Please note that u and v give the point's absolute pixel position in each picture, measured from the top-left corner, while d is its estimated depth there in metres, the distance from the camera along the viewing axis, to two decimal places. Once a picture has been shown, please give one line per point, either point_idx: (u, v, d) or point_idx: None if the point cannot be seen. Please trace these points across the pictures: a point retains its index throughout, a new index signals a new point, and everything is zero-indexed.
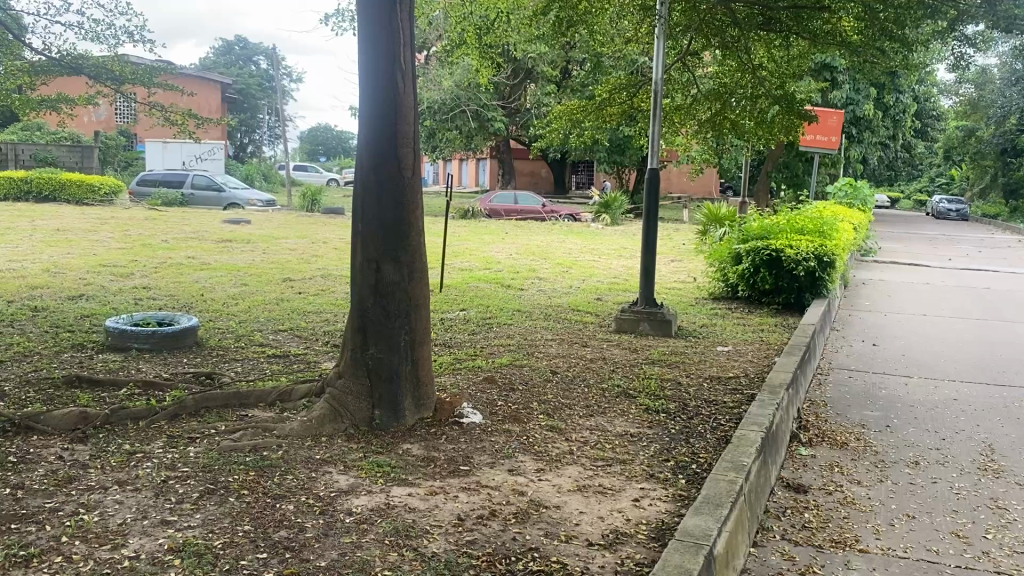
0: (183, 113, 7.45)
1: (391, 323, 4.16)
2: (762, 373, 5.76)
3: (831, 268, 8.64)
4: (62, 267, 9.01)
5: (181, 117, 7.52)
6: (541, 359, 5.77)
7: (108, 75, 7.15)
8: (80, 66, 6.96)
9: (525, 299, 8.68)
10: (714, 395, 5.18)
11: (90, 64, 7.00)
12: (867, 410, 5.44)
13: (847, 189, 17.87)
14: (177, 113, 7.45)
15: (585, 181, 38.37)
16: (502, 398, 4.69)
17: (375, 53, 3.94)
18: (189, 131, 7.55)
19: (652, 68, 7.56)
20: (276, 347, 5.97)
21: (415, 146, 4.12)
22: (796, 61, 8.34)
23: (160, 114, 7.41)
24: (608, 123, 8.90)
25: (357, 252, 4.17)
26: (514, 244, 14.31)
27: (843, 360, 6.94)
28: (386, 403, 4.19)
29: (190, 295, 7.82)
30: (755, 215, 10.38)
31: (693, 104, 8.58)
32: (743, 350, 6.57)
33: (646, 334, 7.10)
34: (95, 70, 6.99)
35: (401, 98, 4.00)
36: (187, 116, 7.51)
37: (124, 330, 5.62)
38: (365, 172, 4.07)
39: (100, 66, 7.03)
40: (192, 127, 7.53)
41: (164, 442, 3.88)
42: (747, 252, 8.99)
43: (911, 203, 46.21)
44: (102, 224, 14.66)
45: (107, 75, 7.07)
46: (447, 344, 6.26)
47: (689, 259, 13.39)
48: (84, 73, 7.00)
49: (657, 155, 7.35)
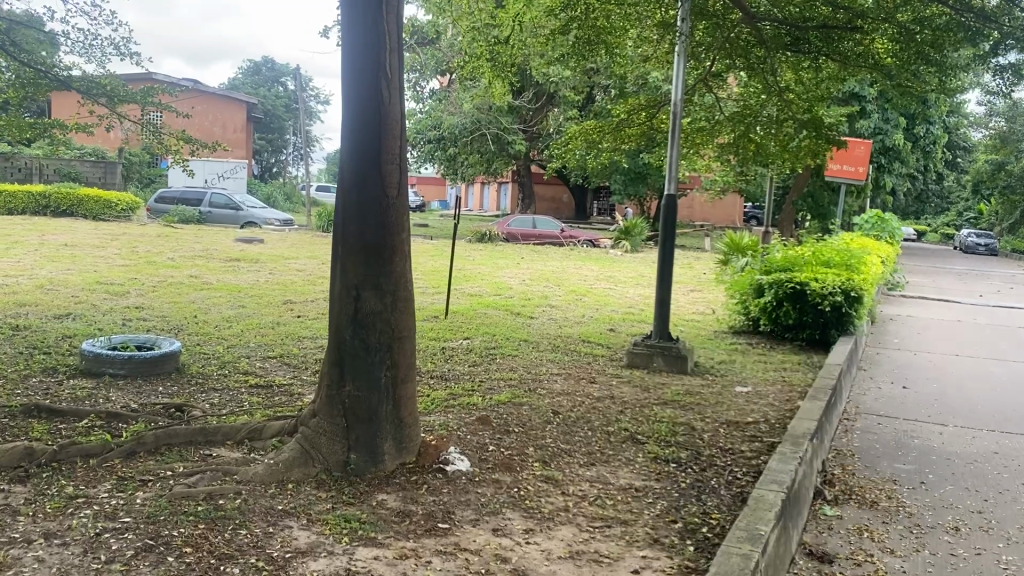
0: (176, 137, 7.27)
1: (370, 358, 3.76)
2: (784, 420, 5.28)
3: (859, 303, 8.13)
4: (57, 284, 8.73)
5: (175, 141, 7.33)
6: (544, 397, 5.32)
7: (99, 92, 6.83)
8: (68, 79, 6.66)
9: (534, 328, 8.25)
10: (731, 443, 4.73)
11: (79, 78, 6.69)
12: (899, 463, 4.94)
13: (875, 221, 17.29)
14: (171, 137, 7.24)
15: (607, 207, 38.01)
16: (495, 441, 4.23)
17: (359, 61, 3.55)
18: (184, 155, 7.37)
19: (672, 88, 7.12)
20: (260, 376, 5.58)
21: (401, 163, 3.72)
22: (825, 85, 7.91)
23: (154, 137, 7.17)
24: (626, 145, 8.52)
25: (336, 277, 3.78)
26: (529, 270, 13.90)
27: (871, 404, 6.44)
28: (362, 446, 3.79)
29: (182, 316, 7.48)
30: (779, 245, 9.88)
31: (716, 126, 8.17)
32: (764, 391, 6.09)
33: (660, 370, 6.65)
34: (86, 86, 6.71)
35: (387, 111, 3.61)
36: (182, 140, 7.32)
37: (98, 354, 5.26)
38: (347, 190, 3.68)
39: (90, 82, 6.75)
40: (186, 152, 7.35)
41: (112, 485, 3.49)
42: (770, 284, 8.48)
43: (939, 237, 45.27)
44: (111, 240, 14.44)
45: (99, 92, 6.80)
46: (443, 377, 5.84)
47: (710, 289, 12.91)
48: (72, 86, 6.67)
49: (676, 181, 6.92)
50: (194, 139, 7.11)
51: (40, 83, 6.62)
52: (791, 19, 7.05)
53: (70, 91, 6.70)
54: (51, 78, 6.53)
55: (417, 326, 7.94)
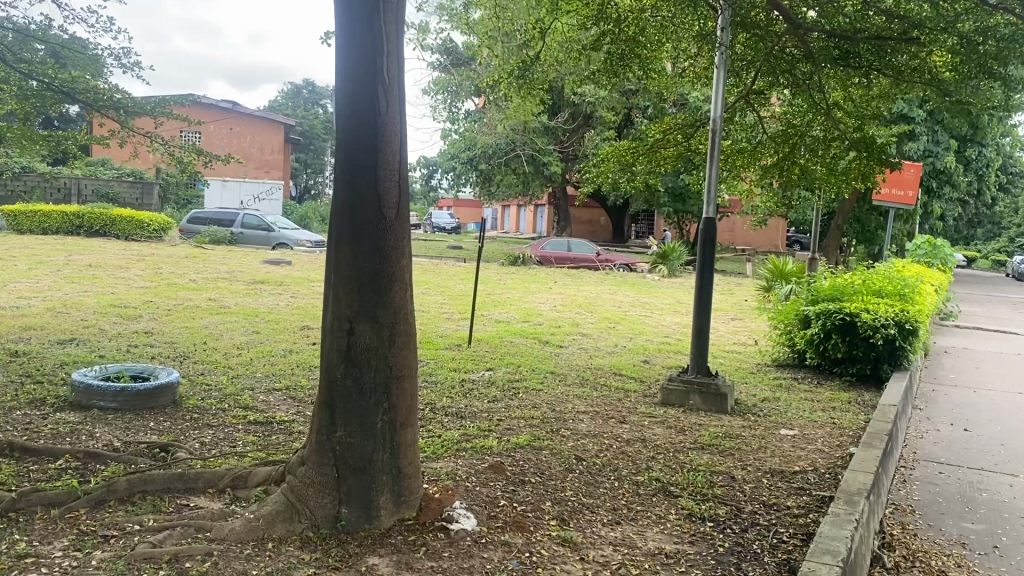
0: (186, 150, 7.09)
1: (364, 400, 3.34)
2: (835, 469, 4.74)
3: (914, 336, 7.53)
4: (70, 306, 8.46)
5: (186, 154, 7.14)
6: (567, 440, 4.84)
7: (105, 104, 6.66)
8: (74, 91, 6.50)
9: (562, 359, 7.78)
10: (775, 497, 4.21)
11: (84, 89, 6.52)
12: (967, 522, 4.37)
13: (926, 247, 16.50)
14: (181, 150, 7.07)
15: (645, 230, 37.48)
16: (507, 494, 3.76)
17: (352, 65, 3.15)
18: (196, 168, 7.19)
19: (710, 105, 6.63)
20: (262, 411, 5.17)
21: (401, 180, 3.31)
22: (876, 102, 7.40)
23: (164, 149, 7.00)
24: (661, 168, 8.05)
25: (328, 308, 3.37)
26: (561, 295, 13.43)
27: (930, 450, 5.85)
28: (354, 499, 3.36)
29: (192, 342, 7.14)
30: (826, 272, 9.30)
31: (757, 148, 7.71)
32: (812, 435, 5.54)
33: (697, 408, 6.14)
34: (92, 97, 6.58)
35: (384, 122, 3.20)
36: (193, 153, 7.13)
37: (89, 385, 4.91)
38: (340, 210, 3.27)
39: (98, 95, 6.60)
40: (198, 164, 7.17)
41: (69, 541, 3.08)
42: (816, 315, 7.92)
43: (989, 262, 43.72)
44: (138, 261, 14.28)
45: (106, 103, 6.66)
46: (459, 414, 5.38)
47: (751, 318, 12.32)
48: (77, 98, 6.51)
49: (714, 203, 6.43)
50: (205, 152, 6.90)
51: (46, 94, 6.48)
52: (840, 30, 6.51)
53: (76, 103, 6.55)
54: (56, 89, 6.39)
55: (439, 355, 7.50)
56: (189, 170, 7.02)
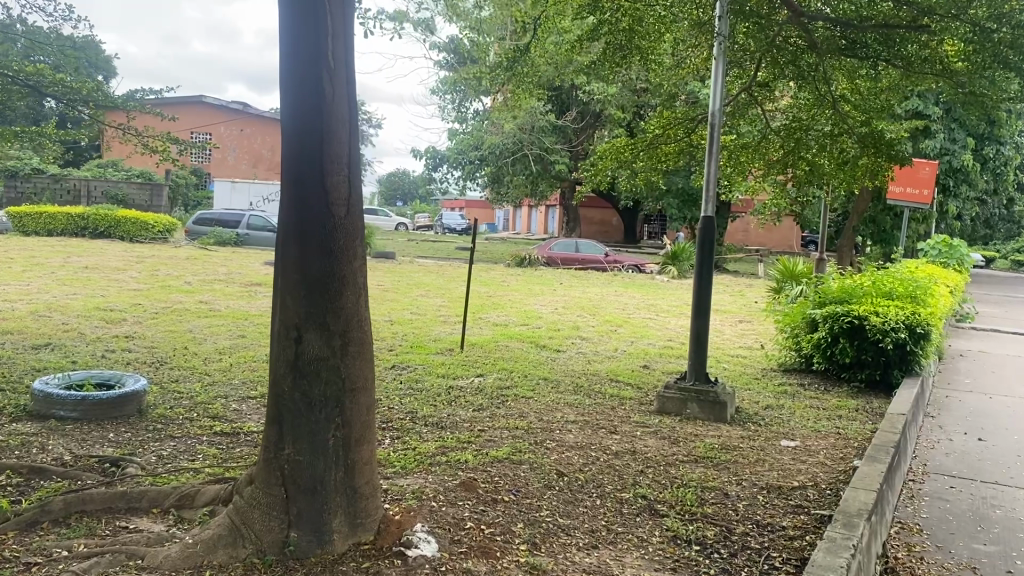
0: (160, 139, 6.98)
1: (314, 415, 3.07)
2: (837, 485, 4.43)
3: (925, 340, 7.19)
4: (53, 309, 8.26)
5: (160, 144, 7.03)
6: (551, 453, 4.56)
7: (73, 96, 6.60)
8: (40, 85, 6.42)
9: (558, 364, 7.48)
10: (770, 517, 3.90)
11: (50, 82, 6.44)
12: (979, 543, 4.05)
13: (941, 247, 16.09)
14: (155, 139, 6.97)
15: (657, 231, 37.11)
16: (476, 515, 3.46)
17: (294, 48, 2.89)
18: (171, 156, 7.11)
19: (709, 97, 6.32)
20: (231, 421, 4.91)
21: (351, 175, 3.03)
22: (886, 95, 7.07)
23: (137, 140, 6.90)
24: (662, 164, 7.74)
25: (275, 315, 3.09)
26: (565, 297, 13.13)
27: (941, 462, 5.52)
28: (305, 521, 3.09)
29: (173, 347, 6.89)
30: (834, 272, 8.95)
31: (761, 141, 7.41)
32: (814, 447, 5.21)
33: (694, 418, 5.84)
34: (60, 90, 6.50)
35: (332, 109, 2.92)
36: (167, 142, 7.03)
37: (48, 393, 4.67)
38: (286, 210, 3.01)
39: (63, 88, 6.53)
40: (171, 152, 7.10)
41: None
42: (824, 318, 7.60)
43: (1008, 262, 42.93)
44: (137, 262, 14.09)
45: (77, 96, 6.59)
46: (440, 424, 5.09)
47: (760, 320, 11.99)
48: (43, 91, 6.43)
49: (713, 200, 6.10)
50: (178, 141, 6.85)
51: (13, 89, 6.41)
52: (847, 18, 6.19)
53: (43, 97, 6.48)
54: (22, 82, 6.32)
55: (428, 360, 7.22)
56: (163, 160, 6.93)
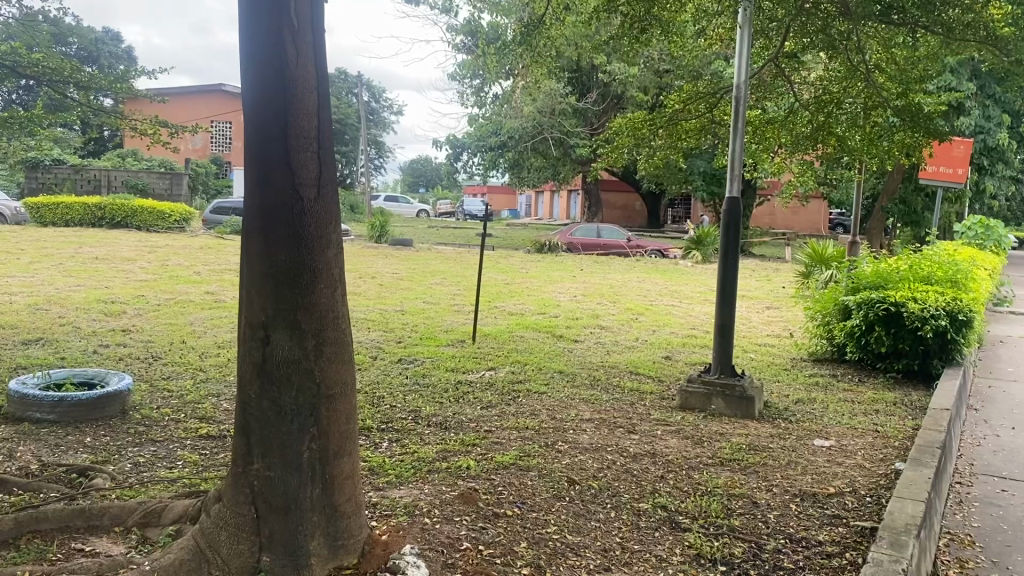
0: (150, 122, 6.78)
1: (285, 426, 2.71)
2: (878, 491, 4.02)
3: (968, 327, 6.73)
4: (53, 302, 7.99)
5: (148, 127, 6.88)
6: (562, 457, 4.18)
7: (56, 77, 6.15)
8: (14, 63, 5.88)
9: (576, 356, 7.10)
10: (804, 530, 3.50)
11: (23, 60, 5.88)
12: None
13: (977, 228, 15.46)
14: (142, 122, 6.83)
15: (682, 215, 36.53)
16: (475, 534, 3.09)
17: (253, 3, 2.52)
18: (162, 141, 6.86)
19: (734, 67, 5.86)
20: (219, 423, 4.57)
21: (322, 152, 2.67)
22: (924, 65, 6.52)
23: (123, 123, 6.78)
24: (683, 142, 7.32)
25: (240, 311, 2.74)
26: (585, 284, 12.75)
27: (990, 461, 5.08)
28: (278, 545, 2.73)
29: (171, 341, 6.60)
30: (868, 256, 8.48)
31: (789, 117, 6.94)
32: (851, 446, 4.79)
33: (719, 414, 5.44)
34: (42, 71, 6.07)
35: (296, 74, 2.55)
36: (156, 125, 6.87)
37: (24, 395, 4.36)
38: (250, 191, 2.64)
39: (41, 67, 6.01)
40: (162, 137, 6.90)
41: None
42: (858, 305, 7.15)
43: None
44: (149, 253, 13.84)
45: (56, 75, 6.17)
46: (443, 425, 4.73)
47: (788, 306, 11.54)
48: (17, 71, 5.89)
49: (738, 178, 5.66)
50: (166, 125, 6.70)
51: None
52: None
53: (18, 77, 5.93)
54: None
55: (437, 353, 6.85)
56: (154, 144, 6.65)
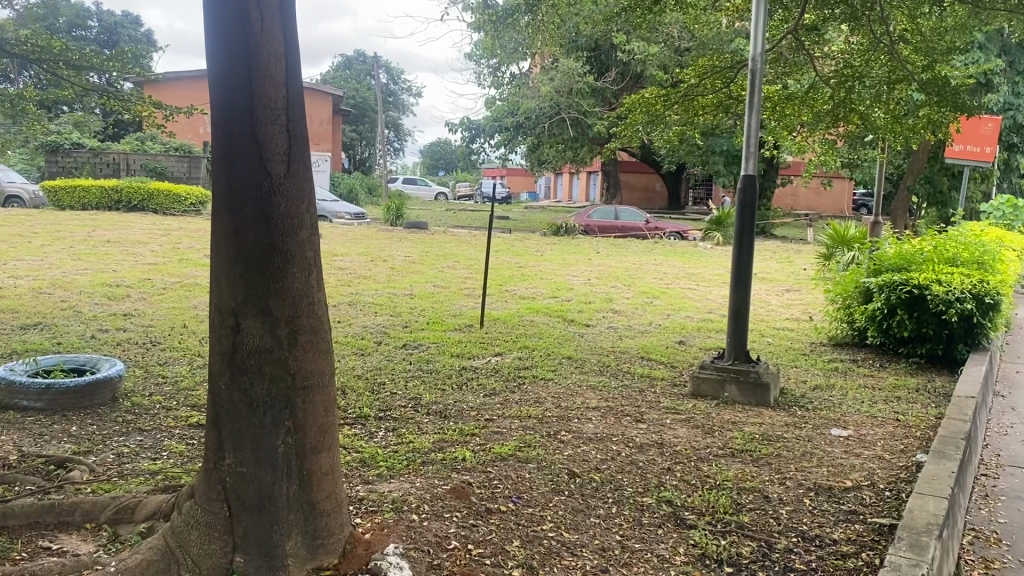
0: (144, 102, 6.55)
1: (258, 419, 2.54)
2: (897, 485, 3.81)
3: (994, 310, 6.45)
4: (58, 286, 7.89)
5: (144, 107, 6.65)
6: (564, 449, 3.99)
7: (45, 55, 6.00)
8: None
9: (586, 340, 6.91)
10: (817, 527, 3.29)
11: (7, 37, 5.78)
12: None
13: (1006, 208, 15.04)
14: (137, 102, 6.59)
15: (703, 196, 36.06)
16: (465, 532, 2.91)
17: None
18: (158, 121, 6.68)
19: (750, 40, 5.59)
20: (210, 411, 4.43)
21: (292, 124, 2.47)
22: (952, 35, 6.17)
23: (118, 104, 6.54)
24: (698, 119, 7.07)
25: (210, 297, 2.56)
26: (600, 267, 12.52)
27: (1018, 452, 4.83)
28: (253, 545, 2.57)
29: (172, 326, 6.48)
30: (891, 237, 8.19)
31: (808, 92, 6.66)
32: (870, 437, 4.57)
33: (732, 401, 5.23)
34: (29, 49, 5.87)
35: (261, 40, 2.36)
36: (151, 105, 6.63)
37: (10, 382, 4.23)
38: (217, 168, 2.46)
39: (27, 45, 5.88)
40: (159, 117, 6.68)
41: None
42: (879, 288, 6.89)
43: None
44: (162, 236, 13.76)
45: (45, 54, 5.96)
46: (442, 413, 4.56)
47: (808, 289, 11.26)
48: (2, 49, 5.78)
49: (753, 156, 5.41)
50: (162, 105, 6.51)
51: None
52: None
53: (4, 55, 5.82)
54: None
55: (443, 338, 6.68)
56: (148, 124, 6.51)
